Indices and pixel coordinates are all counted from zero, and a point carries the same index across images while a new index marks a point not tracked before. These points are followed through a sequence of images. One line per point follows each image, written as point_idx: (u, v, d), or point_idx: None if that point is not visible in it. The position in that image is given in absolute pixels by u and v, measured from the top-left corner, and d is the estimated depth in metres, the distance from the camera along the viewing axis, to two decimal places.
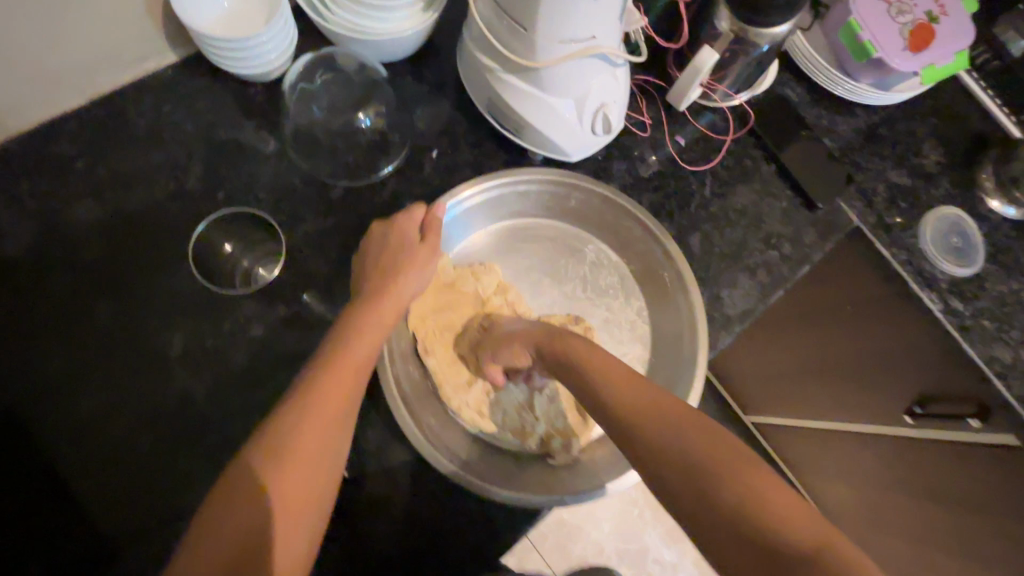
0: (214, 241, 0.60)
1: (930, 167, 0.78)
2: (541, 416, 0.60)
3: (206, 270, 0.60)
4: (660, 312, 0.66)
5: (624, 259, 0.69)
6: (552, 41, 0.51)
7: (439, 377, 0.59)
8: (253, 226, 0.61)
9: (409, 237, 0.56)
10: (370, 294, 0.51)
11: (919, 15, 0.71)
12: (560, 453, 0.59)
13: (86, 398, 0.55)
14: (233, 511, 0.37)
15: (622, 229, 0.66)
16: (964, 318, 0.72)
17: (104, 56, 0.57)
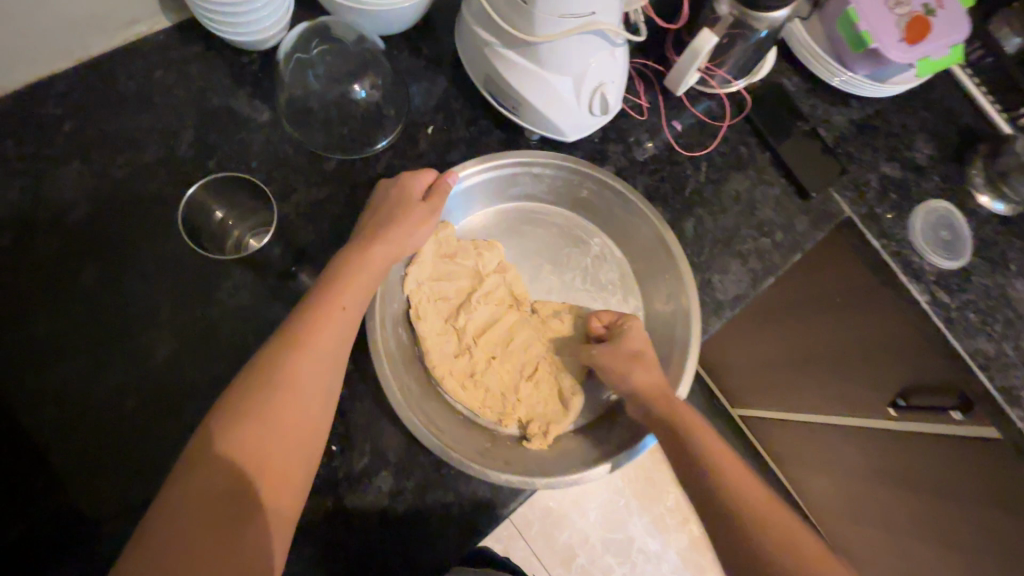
0: (207, 203, 0.55)
1: (922, 161, 0.79)
2: (525, 403, 0.59)
3: (196, 230, 0.54)
4: (655, 310, 0.67)
5: (626, 257, 0.69)
6: (552, 16, 0.50)
7: (427, 345, 0.59)
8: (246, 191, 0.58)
9: (406, 199, 0.56)
10: (366, 238, 0.54)
11: (917, 7, 0.71)
12: (536, 438, 0.57)
13: (71, 363, 0.55)
14: (232, 422, 0.42)
15: (629, 226, 0.66)
16: (950, 310, 0.73)
17: (95, 18, 0.56)
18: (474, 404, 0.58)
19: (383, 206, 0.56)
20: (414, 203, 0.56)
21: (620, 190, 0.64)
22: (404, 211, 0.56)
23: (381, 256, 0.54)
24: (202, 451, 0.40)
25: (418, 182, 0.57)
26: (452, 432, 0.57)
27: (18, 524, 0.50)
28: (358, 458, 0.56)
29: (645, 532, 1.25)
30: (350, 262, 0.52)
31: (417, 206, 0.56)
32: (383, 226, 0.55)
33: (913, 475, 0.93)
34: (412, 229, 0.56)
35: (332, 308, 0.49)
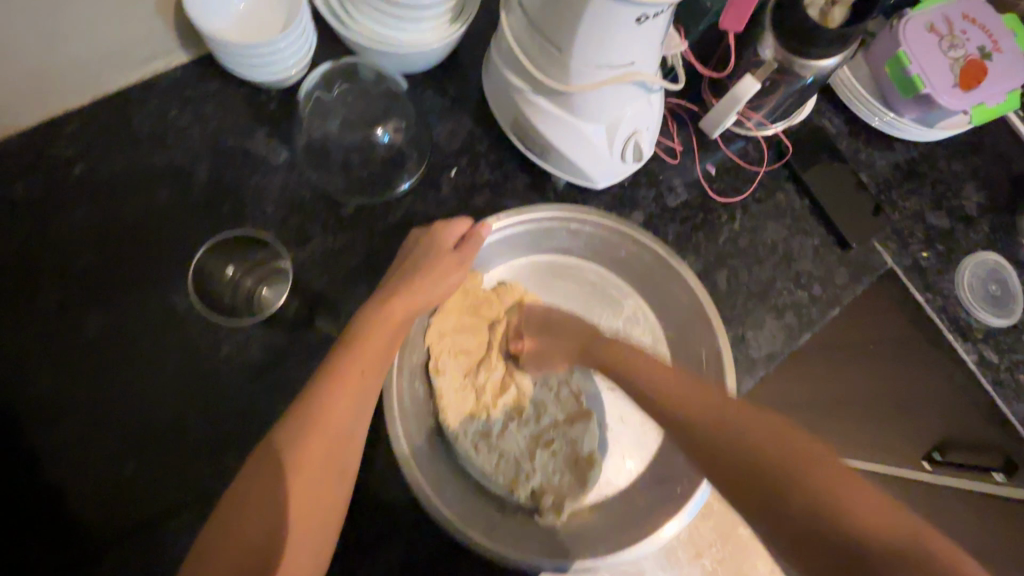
0: (215, 265, 0.56)
1: (971, 210, 0.74)
2: (539, 469, 0.56)
3: (207, 295, 0.55)
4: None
5: (661, 321, 0.66)
6: (588, 65, 0.47)
7: (445, 405, 0.56)
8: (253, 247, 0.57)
9: (431, 251, 0.54)
10: (394, 284, 0.52)
11: (971, 51, 0.67)
12: (549, 512, 0.55)
13: (80, 413, 0.53)
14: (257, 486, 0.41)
15: (667, 291, 0.63)
16: (998, 371, 0.69)
17: (111, 54, 0.54)
18: (487, 468, 0.55)
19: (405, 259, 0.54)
20: (436, 257, 0.54)
21: (655, 249, 0.61)
22: (425, 265, 0.53)
23: (398, 312, 0.51)
24: (214, 535, 0.39)
25: (451, 232, 0.55)
26: (462, 500, 0.54)
27: None
28: (367, 526, 0.53)
29: None
30: (367, 321, 0.50)
31: (438, 259, 0.54)
32: (402, 281, 0.52)
33: None
34: (434, 283, 0.53)
35: (344, 373, 0.46)
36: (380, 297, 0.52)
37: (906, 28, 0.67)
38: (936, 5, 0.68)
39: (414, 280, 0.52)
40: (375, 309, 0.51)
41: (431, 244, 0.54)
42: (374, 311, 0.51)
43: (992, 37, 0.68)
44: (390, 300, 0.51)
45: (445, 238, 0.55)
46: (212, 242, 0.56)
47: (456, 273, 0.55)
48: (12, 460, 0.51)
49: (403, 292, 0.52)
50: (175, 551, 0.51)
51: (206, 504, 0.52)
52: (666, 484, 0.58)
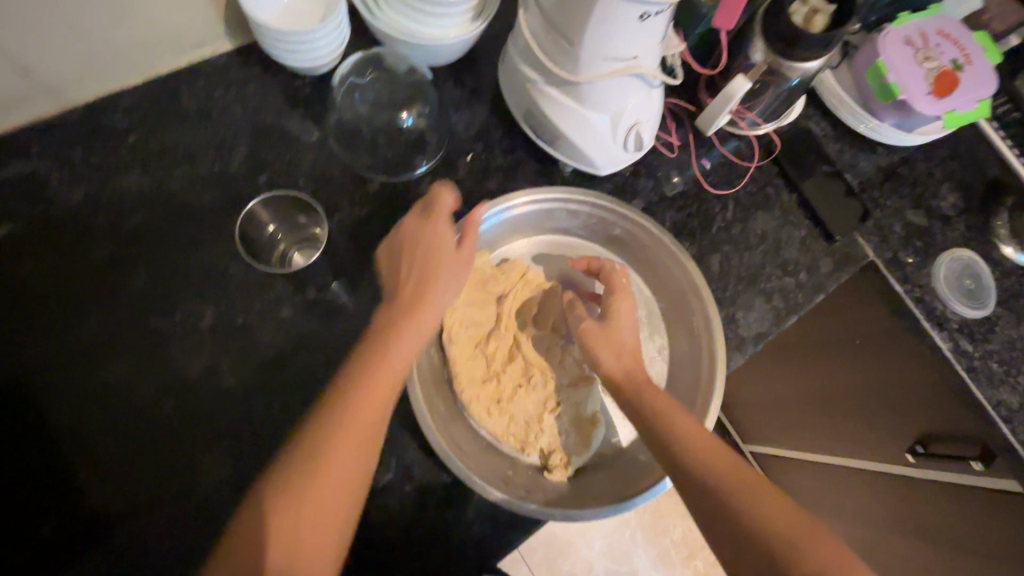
0: (260, 220, 0.62)
1: (946, 210, 0.80)
2: (547, 431, 0.61)
3: (250, 246, 0.61)
4: (684, 350, 0.68)
5: (655, 297, 0.71)
6: (596, 58, 0.53)
7: (460, 371, 0.61)
8: (294, 208, 0.62)
9: (437, 249, 0.54)
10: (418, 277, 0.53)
11: (945, 62, 0.73)
12: (556, 468, 0.60)
13: (118, 363, 0.57)
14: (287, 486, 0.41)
15: (660, 266, 0.69)
16: (973, 360, 0.73)
17: (165, 39, 0.60)
18: (498, 430, 0.60)
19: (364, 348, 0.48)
20: (404, 328, 0.49)
21: (651, 231, 0.66)
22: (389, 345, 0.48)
23: (367, 415, 0.44)
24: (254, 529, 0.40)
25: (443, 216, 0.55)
26: (472, 456, 0.59)
27: (49, 523, 0.52)
28: (382, 473, 0.57)
29: (649, 565, 1.27)
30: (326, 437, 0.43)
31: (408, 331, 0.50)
32: (364, 378, 0.46)
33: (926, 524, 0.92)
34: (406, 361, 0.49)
35: (321, 486, 0.41)
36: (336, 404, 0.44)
37: (885, 40, 0.73)
38: (913, 21, 0.74)
39: (381, 368, 0.47)
40: (334, 420, 0.43)
41: (435, 249, 0.54)
42: (333, 423, 0.43)
43: (964, 51, 0.74)
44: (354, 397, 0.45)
45: (412, 310, 0.51)
46: (264, 199, 0.61)
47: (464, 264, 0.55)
48: (55, 402, 0.55)
49: (368, 383, 0.45)
50: (200, 493, 0.55)
51: (233, 450, 0.56)
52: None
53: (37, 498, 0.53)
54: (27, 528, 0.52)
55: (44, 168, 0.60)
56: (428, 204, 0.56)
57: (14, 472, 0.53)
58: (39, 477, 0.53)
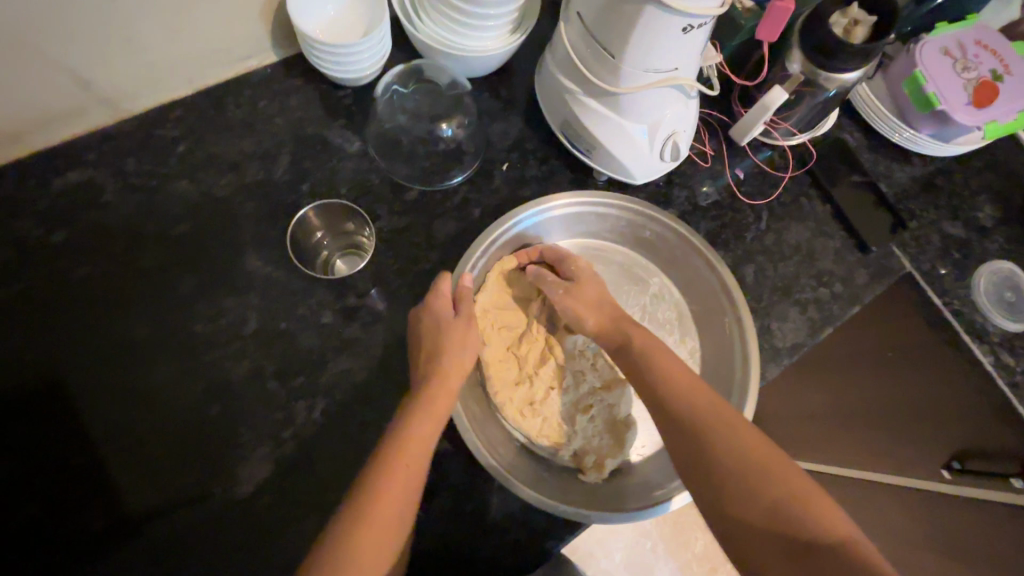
0: (310, 226, 0.65)
1: (985, 221, 0.78)
2: (579, 433, 0.61)
3: (298, 250, 0.63)
4: (715, 351, 0.68)
5: (685, 300, 0.72)
6: (637, 69, 0.54)
7: (492, 374, 0.61)
8: (342, 215, 0.65)
9: (445, 321, 0.56)
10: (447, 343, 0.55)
11: (984, 72, 0.72)
12: (591, 470, 0.60)
13: (165, 366, 0.58)
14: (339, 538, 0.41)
15: (689, 267, 0.69)
16: (1015, 374, 0.72)
17: (214, 52, 0.62)
18: (532, 431, 0.60)
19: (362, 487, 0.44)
20: (435, 395, 0.51)
21: (680, 232, 0.66)
22: (392, 479, 0.44)
23: (388, 523, 0.42)
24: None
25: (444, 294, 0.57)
26: (510, 460, 0.59)
27: (99, 520, 0.54)
28: None
29: None
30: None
31: (411, 455, 0.46)
32: (365, 528, 0.41)
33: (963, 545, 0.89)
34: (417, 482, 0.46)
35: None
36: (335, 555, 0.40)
37: (922, 51, 0.73)
38: (950, 31, 0.74)
39: (380, 511, 0.42)
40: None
41: (440, 333, 0.55)
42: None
43: (1003, 61, 0.74)
44: (355, 548, 0.40)
45: (427, 413, 0.49)
46: (319, 204, 0.63)
47: (471, 333, 0.57)
48: (104, 403, 0.57)
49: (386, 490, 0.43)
50: (241, 495, 0.55)
51: (272, 453, 0.57)
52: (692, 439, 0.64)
53: (88, 495, 0.54)
54: (73, 525, 0.53)
55: (98, 176, 0.62)
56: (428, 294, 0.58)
57: (62, 470, 0.55)
58: (90, 475, 0.55)
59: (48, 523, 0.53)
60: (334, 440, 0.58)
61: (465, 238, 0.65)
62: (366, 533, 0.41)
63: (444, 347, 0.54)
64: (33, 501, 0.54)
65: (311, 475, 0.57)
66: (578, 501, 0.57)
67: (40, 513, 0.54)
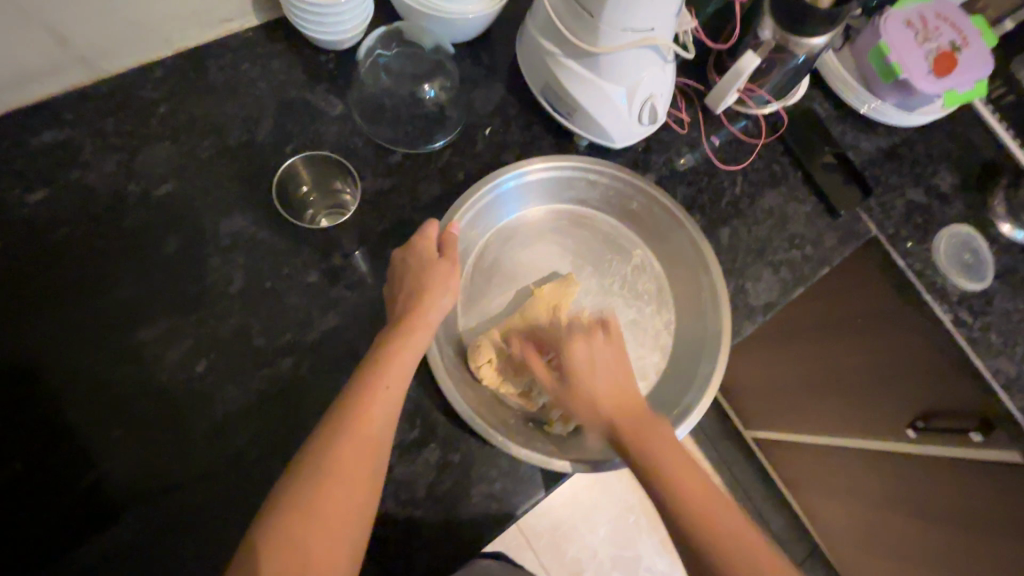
0: (296, 177, 0.63)
1: (946, 188, 0.82)
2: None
3: (284, 199, 0.62)
4: (688, 320, 0.71)
5: (667, 274, 0.73)
6: (616, 28, 0.55)
7: (482, 344, 0.62)
8: (330, 169, 0.63)
9: (424, 259, 0.58)
10: (422, 288, 0.56)
11: (943, 45, 0.76)
12: (556, 424, 0.62)
13: (149, 325, 0.58)
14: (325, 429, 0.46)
15: (672, 238, 0.71)
16: (973, 331, 0.75)
17: (195, 13, 0.62)
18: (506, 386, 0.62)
19: (327, 432, 0.45)
20: (415, 320, 0.54)
21: (666, 204, 0.69)
22: (359, 421, 0.46)
23: (369, 415, 0.46)
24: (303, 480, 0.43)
25: (429, 241, 0.59)
26: (493, 416, 0.61)
27: (85, 473, 0.54)
28: (408, 431, 0.59)
29: (654, 551, 1.28)
30: (297, 544, 0.41)
31: (376, 398, 0.47)
32: (334, 468, 0.43)
33: (924, 499, 0.94)
34: (400, 382, 0.49)
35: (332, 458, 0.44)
36: (301, 500, 0.42)
37: (886, 23, 0.76)
38: (912, 5, 0.78)
39: (345, 456, 0.44)
40: (303, 524, 0.41)
41: (426, 273, 0.57)
42: (303, 527, 0.41)
43: (961, 33, 0.77)
44: (322, 486, 0.43)
45: (409, 331, 0.53)
46: (304, 156, 0.61)
47: (453, 273, 0.58)
48: (86, 360, 0.56)
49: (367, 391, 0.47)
50: (227, 451, 0.56)
51: (257, 410, 0.57)
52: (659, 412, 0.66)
53: (73, 450, 0.54)
54: (59, 481, 0.53)
55: (77, 138, 0.61)
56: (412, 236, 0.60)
57: (44, 425, 0.54)
58: (75, 430, 0.55)
59: (31, 481, 0.53)
60: (323, 396, 0.58)
61: (450, 200, 0.66)
62: (333, 474, 0.43)
63: (420, 289, 0.56)
64: (13, 457, 0.53)
65: (299, 430, 0.57)
66: (553, 450, 0.59)
67: (20, 470, 0.53)
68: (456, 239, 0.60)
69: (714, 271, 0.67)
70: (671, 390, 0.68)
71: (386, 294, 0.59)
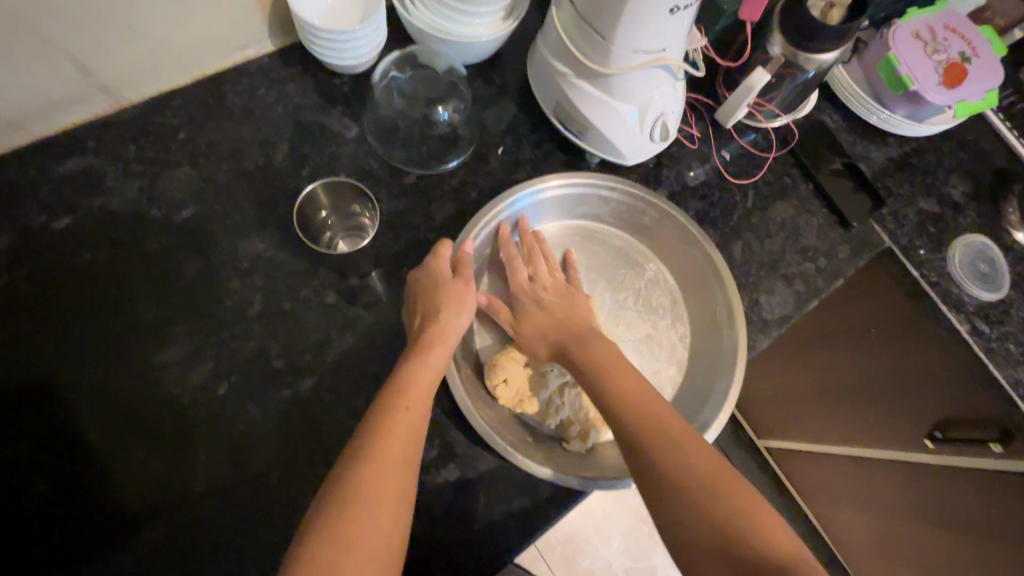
0: (316, 203, 0.63)
1: (959, 198, 0.82)
2: (567, 403, 0.63)
3: (303, 223, 0.63)
4: (704, 333, 0.71)
5: (680, 288, 0.73)
6: (627, 50, 0.56)
7: (502, 362, 0.63)
8: (350, 196, 0.64)
9: (442, 280, 0.58)
10: (437, 308, 0.56)
11: (953, 55, 0.76)
12: (575, 441, 0.62)
13: (171, 348, 0.59)
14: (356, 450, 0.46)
15: (685, 253, 0.71)
16: (989, 341, 0.74)
17: (214, 41, 0.63)
18: (523, 403, 0.62)
19: (357, 453, 0.45)
20: (432, 343, 0.54)
21: (679, 220, 0.69)
22: (386, 441, 0.46)
23: (396, 436, 0.47)
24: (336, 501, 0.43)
25: (444, 262, 0.59)
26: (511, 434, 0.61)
27: (110, 494, 0.54)
28: (426, 449, 0.59)
29: (667, 563, 1.27)
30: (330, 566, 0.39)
31: (401, 420, 0.48)
32: (364, 488, 0.43)
33: (941, 512, 0.94)
34: (422, 405, 0.50)
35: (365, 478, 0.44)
36: (333, 516, 0.42)
37: (895, 35, 0.77)
38: (921, 17, 0.78)
39: (376, 477, 0.44)
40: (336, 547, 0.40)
41: (443, 293, 0.57)
42: (335, 543, 0.40)
43: (971, 43, 0.77)
44: (354, 506, 0.42)
45: (430, 353, 0.54)
46: (328, 183, 0.62)
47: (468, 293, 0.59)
48: (110, 383, 0.57)
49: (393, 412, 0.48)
50: (248, 472, 0.56)
51: (277, 431, 0.58)
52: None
53: (98, 471, 0.55)
54: (84, 503, 0.54)
55: (100, 164, 0.62)
56: (428, 256, 0.60)
57: (69, 446, 0.55)
58: (99, 451, 0.55)
59: (59, 502, 0.54)
60: (342, 416, 0.59)
61: (464, 219, 0.67)
62: (365, 495, 0.43)
63: (435, 310, 0.56)
64: (40, 478, 0.54)
65: (318, 449, 0.58)
66: (571, 467, 0.60)
67: (46, 492, 0.54)
68: (469, 258, 0.61)
69: (728, 286, 0.67)
70: (689, 403, 0.68)
71: (403, 315, 0.59)
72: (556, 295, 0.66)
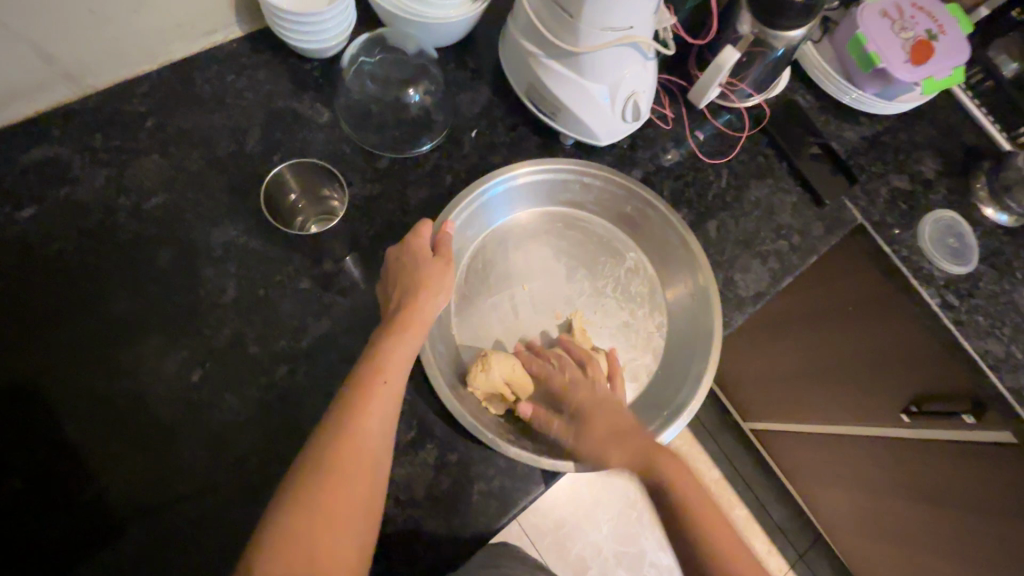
0: (286, 187, 0.62)
1: (930, 175, 0.83)
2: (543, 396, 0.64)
3: (272, 206, 0.62)
4: (682, 321, 0.71)
5: (659, 277, 0.74)
6: (593, 28, 0.56)
7: (483, 365, 0.61)
8: (320, 179, 0.63)
9: (420, 258, 0.58)
10: (411, 287, 0.56)
11: (919, 33, 0.77)
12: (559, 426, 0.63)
13: (145, 337, 0.59)
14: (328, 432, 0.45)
15: (665, 242, 0.72)
16: (959, 313, 0.76)
17: (179, 26, 0.63)
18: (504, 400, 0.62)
19: (328, 436, 0.45)
20: (406, 319, 0.54)
21: (661, 210, 0.70)
22: (362, 421, 0.46)
23: (368, 416, 0.46)
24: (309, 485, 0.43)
25: (422, 242, 0.59)
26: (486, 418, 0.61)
27: (88, 485, 0.54)
28: (404, 432, 0.59)
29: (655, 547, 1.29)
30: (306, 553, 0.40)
31: (372, 400, 0.47)
32: (339, 474, 0.43)
33: (917, 483, 0.96)
34: (396, 381, 0.50)
35: (336, 461, 0.44)
36: (306, 504, 0.42)
37: (863, 14, 0.78)
38: None
39: (349, 459, 0.44)
40: (308, 530, 0.41)
41: (421, 272, 0.57)
42: (309, 533, 0.41)
43: (937, 21, 0.79)
44: (326, 489, 0.43)
45: (405, 330, 0.53)
46: (296, 165, 0.61)
47: (447, 272, 0.59)
48: (83, 373, 0.57)
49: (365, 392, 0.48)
50: (226, 459, 0.56)
51: (254, 418, 0.57)
52: (652, 411, 0.67)
53: (74, 463, 0.54)
54: (62, 495, 0.53)
55: (66, 154, 0.61)
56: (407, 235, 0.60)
57: (44, 439, 0.55)
58: (76, 443, 0.55)
59: (35, 495, 0.53)
60: (319, 400, 0.59)
61: (439, 203, 0.67)
62: (337, 478, 0.43)
63: (413, 288, 0.56)
64: (14, 471, 0.53)
65: (297, 435, 0.58)
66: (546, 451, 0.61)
67: (20, 487, 0.53)
68: (449, 239, 0.61)
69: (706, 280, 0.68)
70: (665, 387, 0.69)
71: (379, 292, 0.59)
72: (607, 402, 0.62)
